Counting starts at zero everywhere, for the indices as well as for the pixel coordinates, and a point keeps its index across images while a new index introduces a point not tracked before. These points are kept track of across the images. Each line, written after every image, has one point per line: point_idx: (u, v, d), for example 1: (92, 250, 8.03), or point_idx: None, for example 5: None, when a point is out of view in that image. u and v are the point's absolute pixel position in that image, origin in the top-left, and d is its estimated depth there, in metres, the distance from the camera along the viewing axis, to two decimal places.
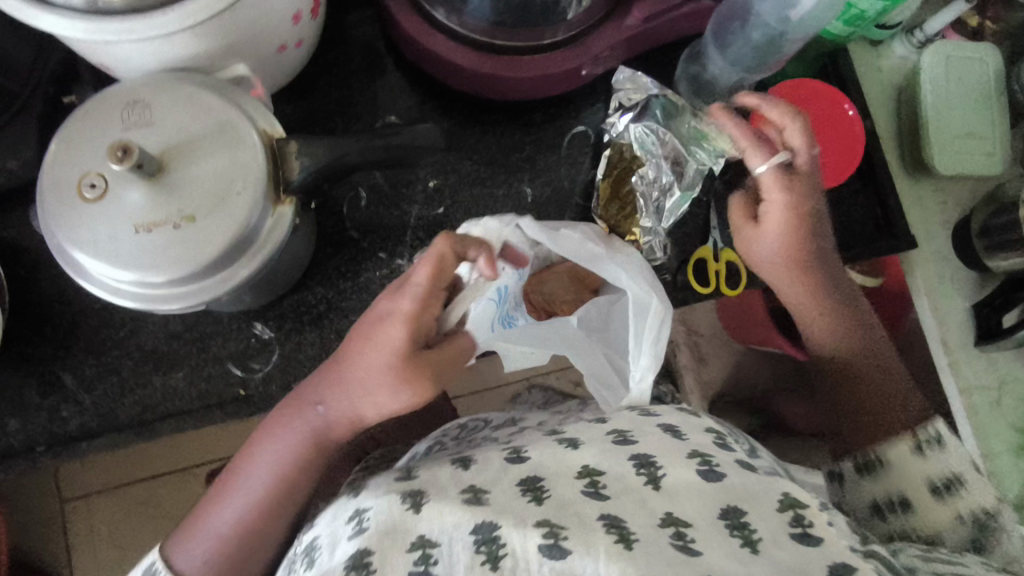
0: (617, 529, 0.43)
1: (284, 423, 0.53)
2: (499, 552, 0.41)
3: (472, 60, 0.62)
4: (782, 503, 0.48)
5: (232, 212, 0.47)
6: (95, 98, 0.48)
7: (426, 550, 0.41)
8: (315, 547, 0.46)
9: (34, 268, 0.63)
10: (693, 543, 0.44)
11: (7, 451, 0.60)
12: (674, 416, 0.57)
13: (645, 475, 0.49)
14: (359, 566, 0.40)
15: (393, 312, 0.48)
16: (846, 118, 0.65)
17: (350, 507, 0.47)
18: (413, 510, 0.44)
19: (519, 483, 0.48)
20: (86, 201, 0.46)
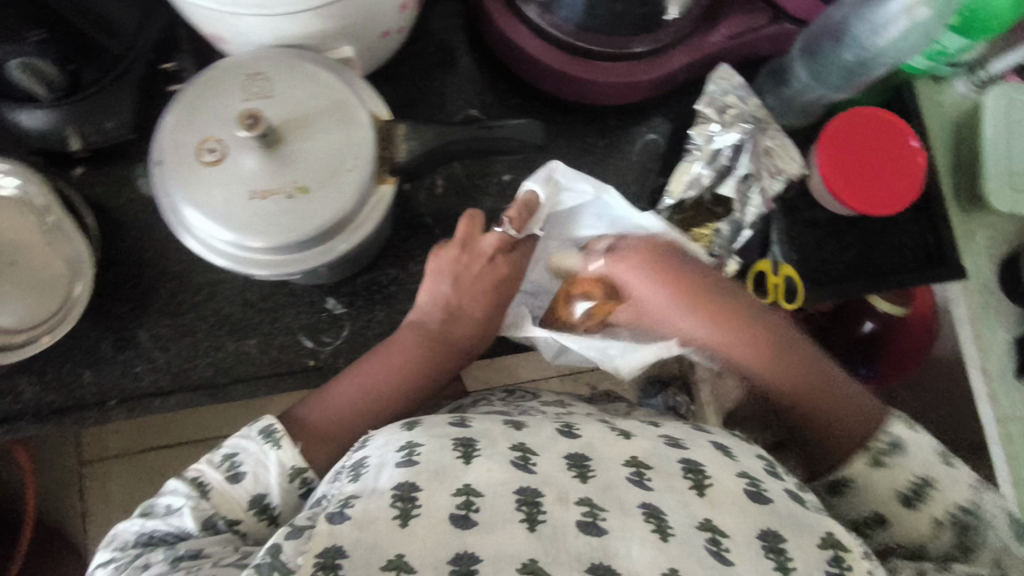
0: (656, 519, 0.44)
1: (399, 340, 0.59)
2: (539, 516, 0.43)
3: (557, 61, 0.64)
4: (823, 541, 0.45)
5: (342, 187, 0.49)
6: (217, 67, 0.50)
7: (469, 497, 0.43)
8: (360, 465, 0.46)
9: (118, 226, 0.65)
10: (728, 552, 0.43)
11: (79, 401, 0.61)
12: (726, 437, 0.53)
13: (691, 480, 0.47)
14: (406, 499, 0.42)
15: (500, 270, 0.61)
16: (909, 149, 0.67)
17: (401, 435, 0.47)
18: (464, 460, 0.45)
19: (567, 457, 0.47)
20: (204, 164, 0.48)
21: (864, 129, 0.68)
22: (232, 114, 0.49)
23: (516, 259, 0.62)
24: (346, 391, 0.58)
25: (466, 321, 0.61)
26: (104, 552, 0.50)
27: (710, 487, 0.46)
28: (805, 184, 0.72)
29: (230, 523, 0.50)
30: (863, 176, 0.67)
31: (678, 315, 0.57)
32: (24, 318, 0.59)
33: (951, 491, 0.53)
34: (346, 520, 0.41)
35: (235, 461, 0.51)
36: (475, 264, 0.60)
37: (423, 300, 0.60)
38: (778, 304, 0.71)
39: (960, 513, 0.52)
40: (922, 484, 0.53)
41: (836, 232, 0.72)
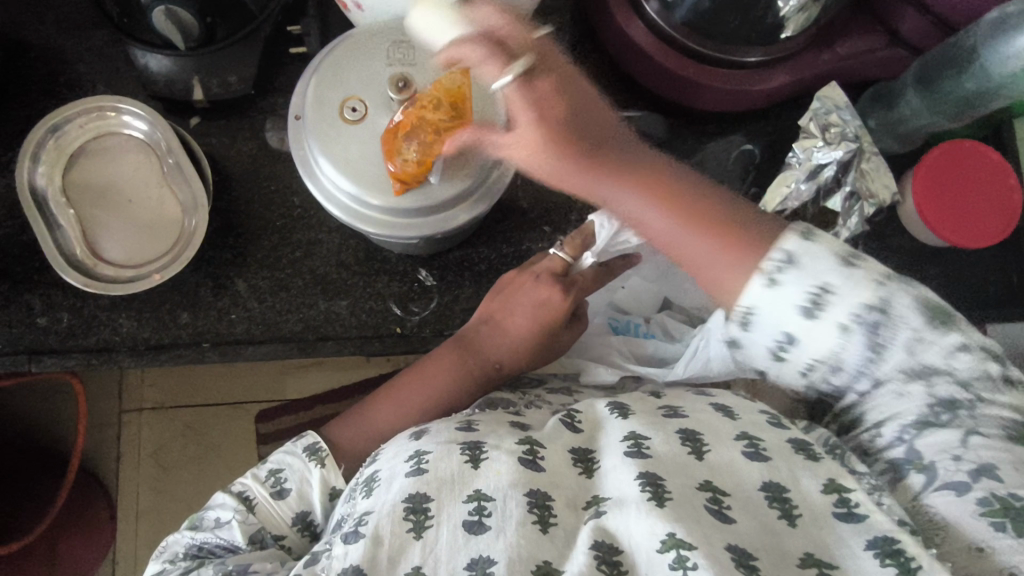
0: (652, 487, 0.41)
1: (441, 358, 0.61)
2: (550, 519, 0.42)
3: (670, 63, 0.66)
4: (825, 486, 0.40)
5: (471, 157, 0.50)
6: (363, 32, 0.52)
7: (481, 502, 0.42)
8: (372, 480, 0.47)
9: (227, 177, 0.67)
10: (728, 510, 0.40)
11: (172, 342, 0.63)
12: (730, 400, 0.50)
13: (689, 447, 0.44)
14: (418, 511, 0.42)
15: (542, 296, 0.61)
16: (1006, 186, 0.67)
17: (410, 447, 0.47)
18: (471, 465, 0.45)
19: (572, 451, 0.47)
20: (345, 122, 0.50)
21: (963, 162, 0.68)
22: (376, 77, 0.50)
23: (570, 286, 0.61)
24: (405, 395, 0.60)
25: (506, 335, 0.62)
26: (155, 564, 0.50)
27: (709, 453, 0.44)
28: (896, 210, 0.72)
29: (276, 538, 0.50)
30: (956, 207, 0.68)
31: (529, 114, 0.44)
32: (133, 254, 0.61)
33: None
34: (358, 541, 0.42)
35: (279, 477, 0.52)
36: (523, 286, 0.62)
37: (478, 316, 0.63)
38: None
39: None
40: None
41: (921, 259, 0.72)
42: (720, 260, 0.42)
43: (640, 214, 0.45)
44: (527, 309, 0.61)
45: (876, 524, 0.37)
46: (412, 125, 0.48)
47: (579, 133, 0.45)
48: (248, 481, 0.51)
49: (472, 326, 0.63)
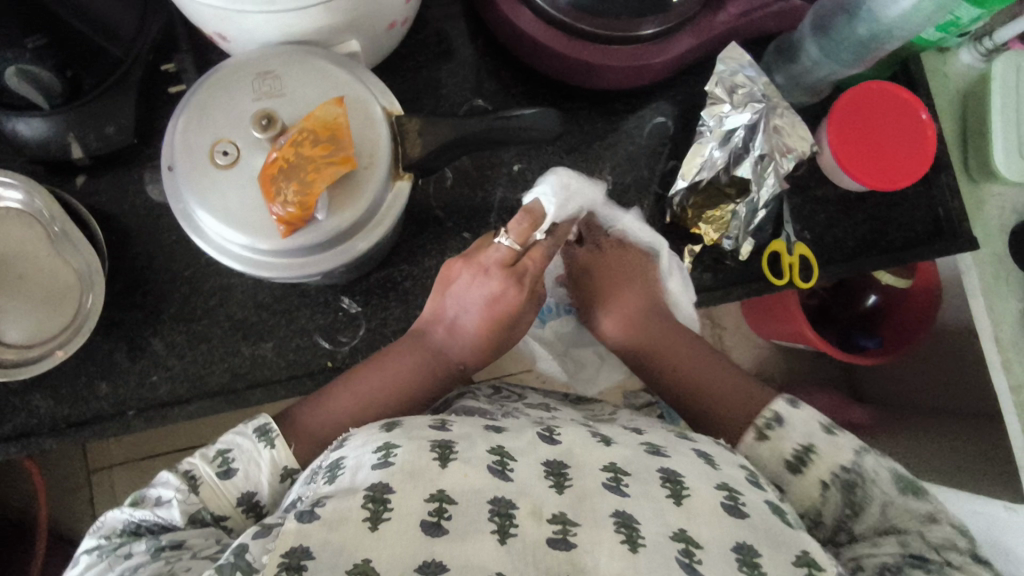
0: (627, 529, 0.41)
1: (399, 352, 0.59)
2: (510, 527, 0.40)
3: (563, 47, 0.64)
4: (798, 558, 0.41)
5: (358, 186, 0.48)
6: (224, 68, 0.49)
7: (442, 504, 0.40)
8: (337, 467, 0.43)
9: (126, 235, 0.63)
10: (699, 564, 0.39)
11: (95, 415, 0.61)
12: (709, 446, 0.49)
13: (669, 488, 0.43)
14: (377, 501, 0.39)
15: (494, 288, 0.56)
16: (918, 123, 0.67)
17: (380, 437, 0.44)
18: (439, 462, 0.42)
19: (545, 464, 0.44)
20: (217, 167, 0.47)
21: (872, 105, 0.67)
22: (243, 115, 0.47)
23: (521, 275, 0.56)
24: (364, 387, 0.56)
25: (462, 338, 0.59)
26: (91, 539, 0.47)
27: (688, 498, 0.43)
28: (815, 162, 0.72)
29: (217, 518, 0.46)
30: (872, 152, 0.67)
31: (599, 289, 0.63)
32: (34, 332, 0.58)
33: (831, 454, 0.48)
34: (314, 521, 0.38)
35: (226, 457, 0.48)
36: (472, 281, 0.57)
37: (428, 313, 0.60)
38: (796, 283, 0.68)
39: (843, 474, 0.47)
40: (804, 450, 0.49)
41: (847, 207, 0.72)
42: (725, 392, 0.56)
43: (638, 325, 0.61)
44: (487, 313, 0.57)
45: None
46: (289, 163, 0.45)
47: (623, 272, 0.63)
48: (194, 460, 0.47)
49: (426, 320, 0.60)
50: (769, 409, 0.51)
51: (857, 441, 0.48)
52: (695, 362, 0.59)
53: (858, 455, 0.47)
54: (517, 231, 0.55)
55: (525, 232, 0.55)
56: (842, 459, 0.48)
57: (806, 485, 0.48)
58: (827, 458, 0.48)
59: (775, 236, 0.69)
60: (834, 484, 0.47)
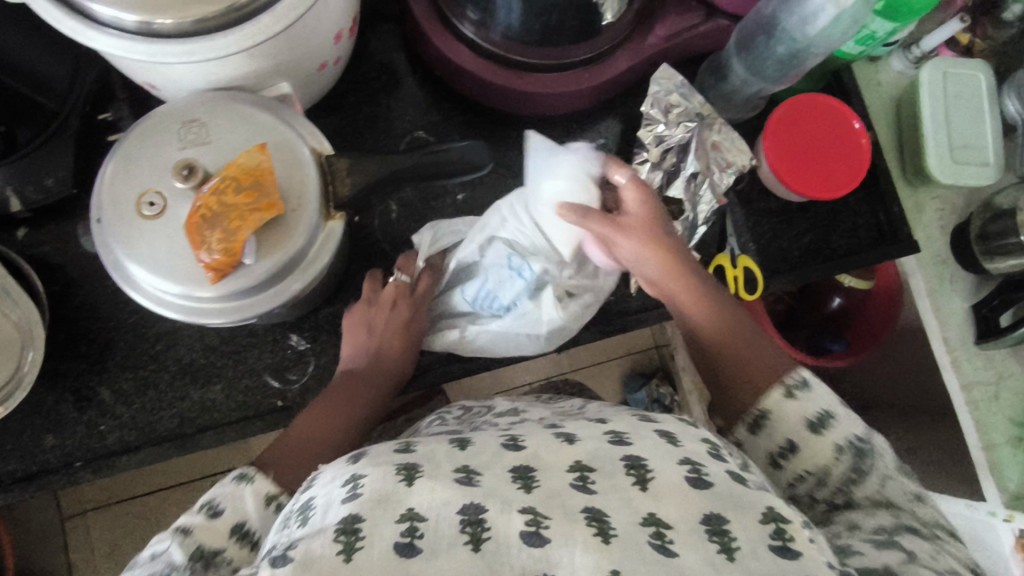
0: (597, 523, 0.38)
1: (337, 393, 0.57)
2: (483, 535, 0.36)
3: (497, 77, 0.65)
4: (764, 517, 0.39)
5: (288, 229, 0.48)
6: (149, 119, 0.49)
7: (413, 522, 0.36)
8: (308, 508, 0.39)
9: (69, 284, 0.63)
10: (672, 544, 0.38)
11: (43, 468, 0.60)
12: (673, 424, 0.46)
13: (634, 475, 0.41)
14: (349, 531, 0.35)
15: (404, 316, 0.61)
16: (852, 132, 0.68)
17: (347, 469, 0.40)
18: (406, 482, 0.38)
19: (511, 470, 0.41)
20: (144, 218, 0.47)
21: (806, 116, 0.69)
22: (168, 165, 0.48)
23: (420, 304, 0.62)
24: (321, 420, 0.55)
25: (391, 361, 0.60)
26: None
27: (653, 481, 0.41)
28: (755, 175, 0.73)
29: (212, 555, 0.43)
30: (810, 164, 0.68)
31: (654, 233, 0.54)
32: None
33: (849, 423, 0.49)
34: (285, 565, 0.34)
35: (212, 504, 0.45)
36: (381, 313, 0.60)
37: (350, 349, 0.60)
38: (741, 296, 0.69)
39: (856, 441, 0.48)
40: (825, 414, 0.49)
41: (789, 219, 0.73)
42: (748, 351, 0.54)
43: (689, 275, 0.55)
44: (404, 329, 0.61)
45: (810, 563, 0.37)
46: (212, 212, 0.46)
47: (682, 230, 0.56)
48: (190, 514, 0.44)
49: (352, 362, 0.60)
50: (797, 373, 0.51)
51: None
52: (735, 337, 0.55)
53: (867, 428, 0.49)
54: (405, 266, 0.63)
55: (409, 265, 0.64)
56: (859, 433, 0.48)
57: (816, 446, 0.48)
58: (844, 427, 0.48)
59: (720, 250, 0.71)
60: (846, 450, 0.48)
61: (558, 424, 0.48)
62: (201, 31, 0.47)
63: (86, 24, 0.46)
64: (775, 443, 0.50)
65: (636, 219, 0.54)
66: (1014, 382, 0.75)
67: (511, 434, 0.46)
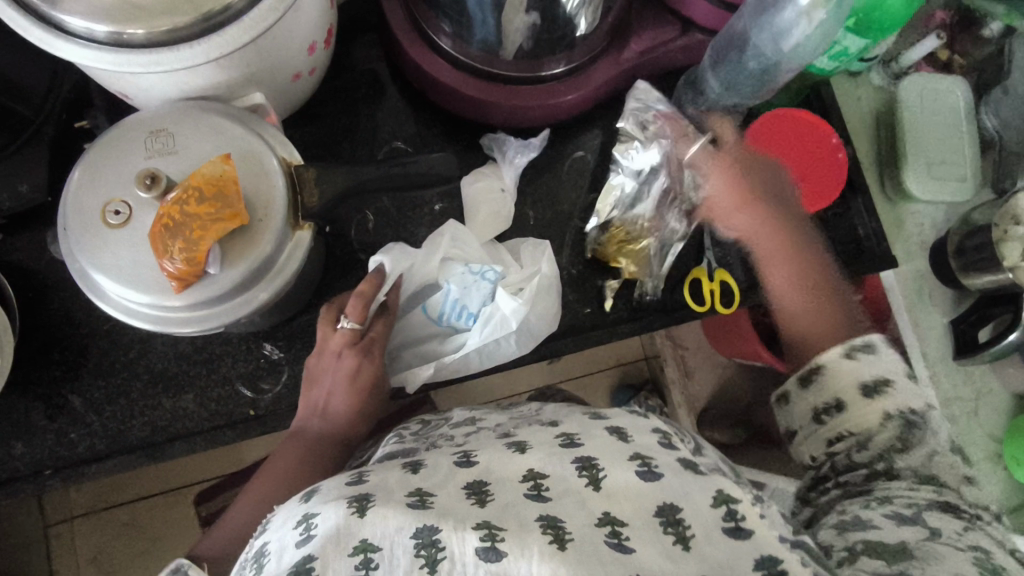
0: (554, 529, 0.37)
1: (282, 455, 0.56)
2: (438, 555, 0.35)
3: (473, 88, 0.65)
4: (715, 498, 0.41)
5: (254, 237, 0.48)
6: (116, 128, 0.50)
7: (367, 554, 0.35)
8: (261, 554, 0.38)
9: (43, 290, 0.63)
10: (629, 540, 0.38)
11: (12, 476, 0.60)
12: (624, 419, 0.48)
13: (586, 477, 0.41)
14: (302, 570, 0.34)
15: (352, 366, 0.56)
16: (829, 146, 0.68)
17: (300, 510, 0.39)
18: (358, 514, 0.37)
19: (465, 487, 0.41)
20: (108, 227, 0.47)
21: (784, 129, 0.67)
22: (134, 174, 0.48)
23: (369, 347, 0.57)
24: (260, 494, 0.54)
25: (342, 418, 0.57)
26: None
27: (605, 480, 0.41)
28: None
29: None
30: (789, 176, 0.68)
31: (746, 207, 0.64)
32: None
33: (905, 395, 0.52)
34: None
35: None
36: (329, 365, 0.57)
37: (304, 407, 0.58)
38: (716, 308, 0.69)
39: (909, 413, 0.51)
40: (880, 381, 0.53)
41: None
42: (817, 323, 0.60)
43: (788, 256, 0.64)
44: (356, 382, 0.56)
45: (762, 539, 0.39)
46: (173, 220, 0.46)
47: (771, 190, 0.65)
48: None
49: (303, 416, 0.57)
50: (864, 337, 0.55)
51: (925, 399, 0.53)
52: (835, 301, 0.62)
53: (926, 405, 0.52)
54: (353, 308, 0.57)
55: (359, 306, 0.57)
56: (916, 406, 0.52)
57: (865, 410, 0.52)
58: (901, 395, 0.52)
59: (698, 262, 0.70)
60: (896, 416, 0.51)
61: (512, 433, 0.49)
62: (168, 41, 0.47)
63: (54, 33, 0.46)
64: (823, 398, 0.54)
65: (721, 199, 0.65)
66: (993, 398, 0.75)
67: (462, 450, 0.47)
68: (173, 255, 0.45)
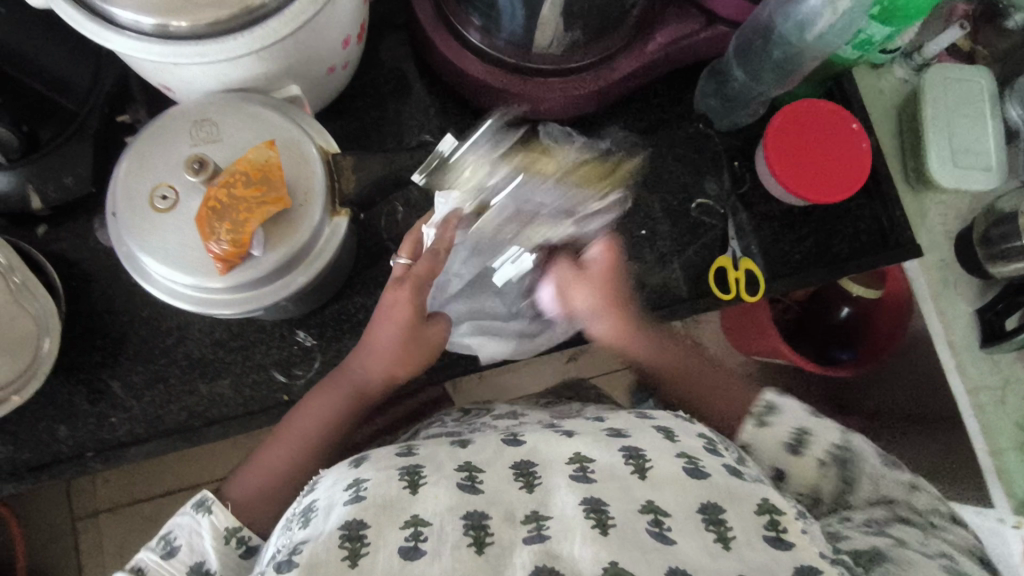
0: (597, 513, 0.38)
1: (324, 391, 0.57)
2: (487, 539, 0.37)
3: (500, 81, 0.66)
4: (759, 507, 0.41)
5: (295, 221, 0.50)
6: (163, 116, 0.51)
7: (418, 527, 0.37)
8: (310, 510, 0.40)
9: (86, 280, 0.65)
10: (670, 531, 0.39)
11: (55, 458, 0.62)
12: (668, 420, 0.48)
13: (633, 465, 0.42)
14: (354, 538, 0.36)
15: (389, 299, 0.54)
16: (851, 134, 0.68)
17: (350, 475, 0.42)
18: (410, 490, 0.40)
19: (513, 466, 0.43)
20: (156, 211, 0.49)
21: (809, 121, 0.69)
22: (180, 160, 0.50)
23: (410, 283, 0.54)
24: (301, 430, 0.56)
25: (381, 358, 0.55)
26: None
27: (652, 470, 0.42)
28: (755, 178, 0.73)
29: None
30: (812, 166, 0.68)
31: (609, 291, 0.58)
32: None
33: (825, 434, 0.53)
34: (291, 570, 0.35)
35: (168, 539, 0.48)
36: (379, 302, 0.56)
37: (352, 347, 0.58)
38: (743, 297, 0.70)
39: (837, 450, 0.52)
40: (800, 432, 0.53)
41: (792, 223, 0.73)
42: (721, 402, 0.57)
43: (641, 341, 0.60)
44: (393, 315, 0.53)
45: (802, 552, 0.39)
46: (220, 206, 0.48)
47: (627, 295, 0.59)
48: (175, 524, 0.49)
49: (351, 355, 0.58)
50: (763, 400, 0.55)
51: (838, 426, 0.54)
52: (699, 364, 0.61)
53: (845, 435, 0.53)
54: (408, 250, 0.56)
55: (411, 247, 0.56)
56: (836, 441, 0.52)
57: (802, 464, 0.52)
58: (824, 436, 0.53)
59: (721, 252, 0.71)
60: (830, 462, 0.52)
61: (557, 424, 0.49)
62: (212, 34, 0.48)
63: (105, 26, 0.48)
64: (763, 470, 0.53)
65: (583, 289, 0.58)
66: None
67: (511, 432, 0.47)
68: (216, 233, 0.47)
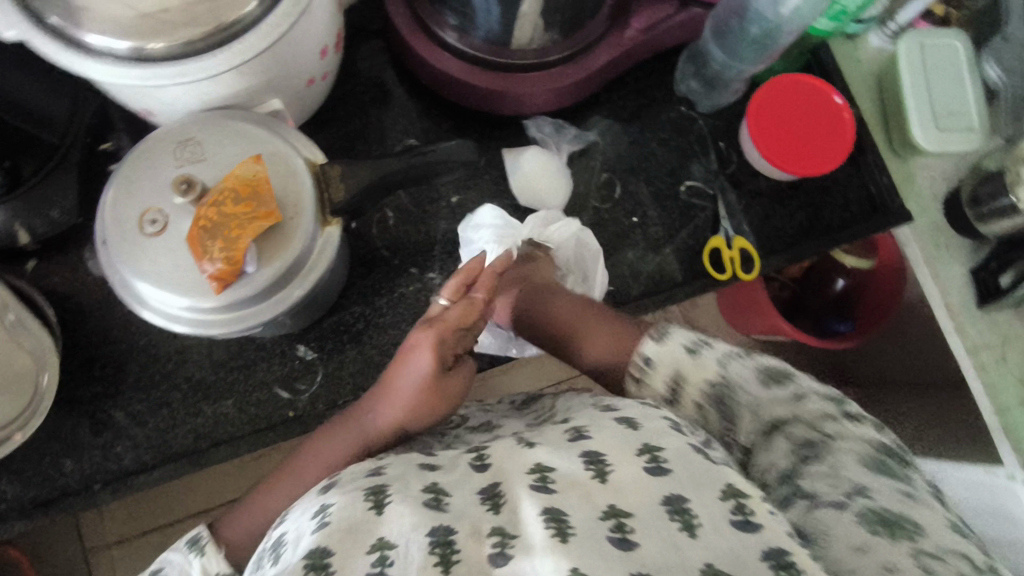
0: (557, 522, 0.35)
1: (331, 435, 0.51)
2: (453, 556, 0.34)
3: (480, 79, 0.66)
4: (724, 493, 0.38)
5: (287, 233, 0.50)
6: (146, 141, 0.51)
7: (384, 551, 0.34)
8: (280, 543, 0.37)
9: (80, 311, 0.65)
10: (632, 534, 0.36)
11: (63, 492, 0.61)
12: (633, 407, 0.44)
13: (593, 469, 0.39)
14: (318, 567, 0.33)
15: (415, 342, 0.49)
16: (834, 107, 0.68)
17: (316, 499, 0.38)
18: (377, 510, 0.36)
19: (480, 491, 0.39)
20: (146, 235, 0.48)
21: (788, 96, 0.69)
22: (166, 183, 0.49)
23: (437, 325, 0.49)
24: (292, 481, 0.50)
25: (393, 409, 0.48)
26: None
27: (613, 473, 0.38)
28: (743, 156, 0.73)
29: None
30: (795, 140, 0.69)
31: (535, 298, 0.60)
32: None
33: (697, 373, 0.45)
34: None
35: None
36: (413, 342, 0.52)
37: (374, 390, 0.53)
38: (739, 276, 0.70)
39: (714, 387, 0.45)
40: (675, 380, 0.46)
41: (781, 198, 0.73)
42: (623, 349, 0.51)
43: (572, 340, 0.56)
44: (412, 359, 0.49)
45: (771, 534, 0.36)
46: (206, 227, 0.47)
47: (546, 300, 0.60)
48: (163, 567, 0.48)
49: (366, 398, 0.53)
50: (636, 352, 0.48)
51: (719, 353, 0.46)
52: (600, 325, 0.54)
53: (720, 363, 0.45)
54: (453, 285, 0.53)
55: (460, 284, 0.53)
56: (720, 370, 0.45)
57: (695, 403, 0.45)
58: (705, 362, 0.45)
59: (713, 232, 0.72)
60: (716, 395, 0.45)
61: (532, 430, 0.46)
62: (189, 53, 0.48)
63: (80, 54, 0.48)
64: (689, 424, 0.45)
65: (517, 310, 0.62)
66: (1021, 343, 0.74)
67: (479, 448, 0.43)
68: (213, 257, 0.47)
